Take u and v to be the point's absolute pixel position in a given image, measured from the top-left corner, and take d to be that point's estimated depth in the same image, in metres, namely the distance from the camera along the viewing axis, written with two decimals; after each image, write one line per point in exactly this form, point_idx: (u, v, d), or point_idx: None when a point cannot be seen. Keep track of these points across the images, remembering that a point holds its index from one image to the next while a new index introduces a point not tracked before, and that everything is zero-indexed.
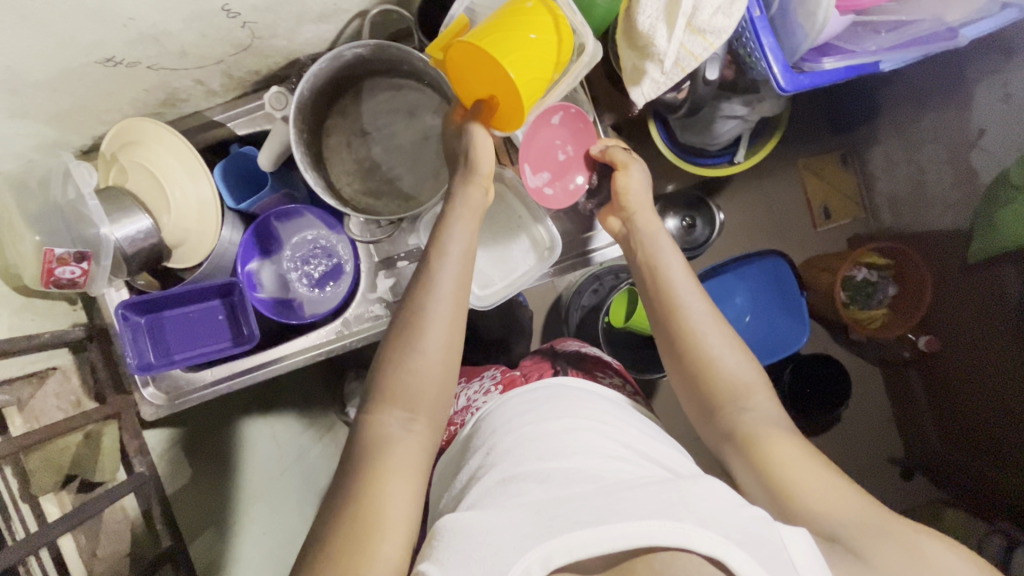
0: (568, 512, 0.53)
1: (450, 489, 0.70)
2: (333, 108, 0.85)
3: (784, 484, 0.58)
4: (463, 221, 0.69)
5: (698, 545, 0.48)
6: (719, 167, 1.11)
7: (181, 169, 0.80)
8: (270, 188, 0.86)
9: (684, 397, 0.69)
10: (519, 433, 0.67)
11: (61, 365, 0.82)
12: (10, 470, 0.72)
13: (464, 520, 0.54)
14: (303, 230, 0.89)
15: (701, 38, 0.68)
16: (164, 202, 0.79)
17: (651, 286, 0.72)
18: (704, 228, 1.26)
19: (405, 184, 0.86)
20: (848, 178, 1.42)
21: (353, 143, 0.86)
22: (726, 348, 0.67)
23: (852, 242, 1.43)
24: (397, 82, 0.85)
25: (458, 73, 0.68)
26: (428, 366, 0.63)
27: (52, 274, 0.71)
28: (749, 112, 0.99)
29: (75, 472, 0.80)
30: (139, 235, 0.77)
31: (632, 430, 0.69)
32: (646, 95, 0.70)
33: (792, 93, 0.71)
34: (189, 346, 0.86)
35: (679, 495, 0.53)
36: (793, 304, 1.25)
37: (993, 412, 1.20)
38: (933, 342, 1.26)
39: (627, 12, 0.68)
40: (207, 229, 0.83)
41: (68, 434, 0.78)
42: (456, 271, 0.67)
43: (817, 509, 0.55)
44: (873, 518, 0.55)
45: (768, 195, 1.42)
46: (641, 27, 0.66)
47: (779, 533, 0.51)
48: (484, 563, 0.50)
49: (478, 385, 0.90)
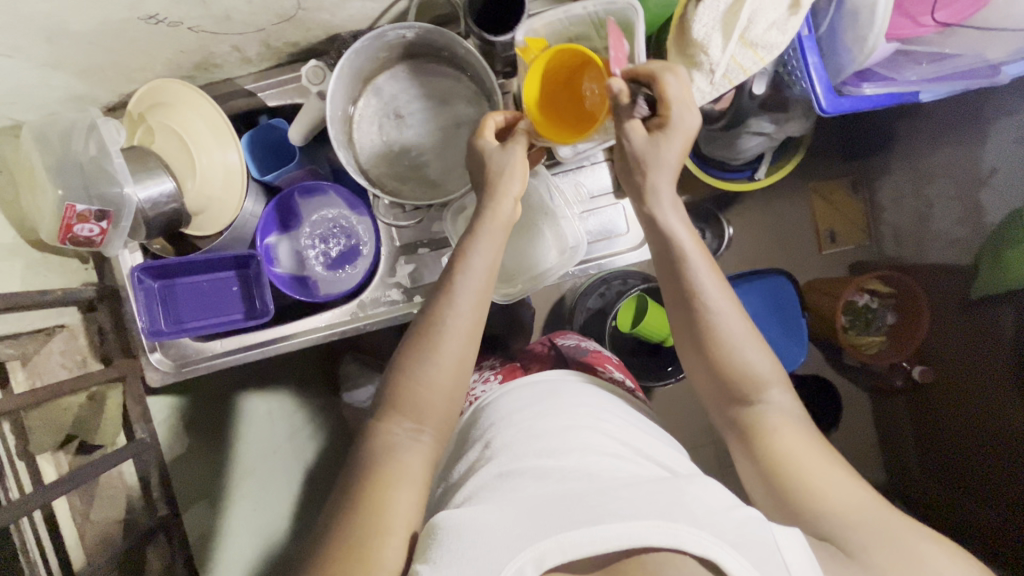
0: (563, 511, 0.52)
1: (449, 478, 0.70)
2: (366, 87, 0.83)
3: (802, 489, 0.57)
4: (487, 240, 0.66)
5: (691, 547, 0.48)
6: (738, 182, 1.15)
7: (210, 135, 0.78)
8: (296, 162, 0.85)
9: (698, 380, 0.67)
10: (521, 427, 0.67)
11: (70, 324, 0.80)
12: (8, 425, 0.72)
13: (461, 519, 0.53)
14: (324, 208, 0.88)
15: (751, 52, 0.67)
16: (190, 166, 0.77)
17: (672, 275, 0.66)
18: (713, 240, 1.40)
19: (433, 171, 0.84)
20: (855, 204, 1.47)
21: (384, 125, 0.84)
22: (747, 345, 0.64)
23: (854, 268, 1.46)
24: (436, 67, 0.83)
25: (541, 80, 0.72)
26: (435, 379, 0.62)
27: (70, 231, 0.70)
28: (775, 130, 1.02)
29: (75, 432, 0.79)
30: (162, 198, 0.76)
31: (631, 429, 0.70)
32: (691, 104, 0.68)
33: (832, 115, 0.71)
34: (200, 314, 0.85)
35: (675, 494, 0.54)
36: (793, 325, 1.28)
37: (979, 444, 1.22)
38: (927, 373, 1.29)
39: (682, 17, 0.68)
40: (231, 197, 0.81)
41: (70, 395, 0.76)
42: (478, 284, 0.65)
43: (822, 508, 0.56)
44: (886, 522, 0.55)
45: (775, 215, 1.45)
46: (695, 35, 0.65)
47: (773, 534, 0.52)
48: (478, 562, 0.49)
49: (478, 375, 0.92)
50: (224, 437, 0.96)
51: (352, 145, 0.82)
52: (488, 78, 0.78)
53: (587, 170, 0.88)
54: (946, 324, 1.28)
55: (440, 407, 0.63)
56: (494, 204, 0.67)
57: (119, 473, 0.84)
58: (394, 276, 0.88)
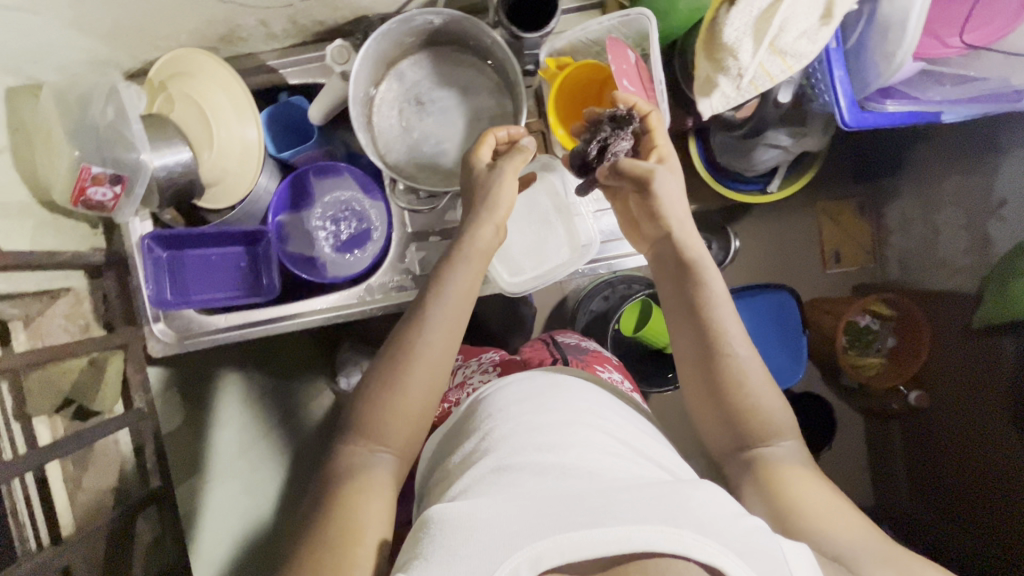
0: (563, 511, 0.52)
1: (444, 464, 0.70)
2: (389, 71, 0.83)
3: (804, 512, 0.58)
4: (460, 268, 0.69)
5: (694, 554, 0.48)
6: (751, 194, 1.15)
7: (230, 108, 0.78)
8: (314, 141, 0.84)
9: (707, 416, 0.68)
10: (521, 421, 0.66)
11: (75, 287, 0.79)
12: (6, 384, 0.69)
13: (461, 514, 0.53)
14: (337, 190, 0.88)
15: (779, 60, 0.66)
16: (207, 137, 0.77)
17: (691, 313, 0.69)
18: (720, 251, 1.37)
19: (450, 160, 0.84)
20: (863, 226, 1.48)
21: (404, 111, 0.83)
22: (761, 385, 0.66)
23: (858, 290, 1.48)
24: (460, 56, 0.83)
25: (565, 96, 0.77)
26: (405, 404, 0.63)
27: (84, 193, 0.70)
28: (791, 144, 1.03)
29: (72, 398, 0.77)
30: (177, 166, 0.76)
31: (630, 429, 0.69)
32: (713, 108, 0.68)
33: (853, 130, 0.71)
34: (206, 287, 0.85)
35: (678, 498, 0.53)
36: (794, 341, 1.28)
37: (972, 473, 1.22)
38: (923, 398, 1.29)
39: (713, 21, 0.66)
40: (246, 171, 0.80)
41: (70, 358, 0.75)
42: (453, 312, 0.67)
43: (826, 529, 0.56)
44: (882, 548, 0.56)
45: (782, 230, 1.46)
46: (726, 39, 0.64)
47: (783, 552, 0.51)
48: (473, 559, 0.49)
49: (477, 363, 0.94)
50: (224, 412, 0.96)
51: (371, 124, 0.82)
52: (513, 68, 0.77)
53: None
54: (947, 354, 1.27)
55: (405, 432, 0.63)
56: (473, 233, 0.71)
57: (114, 441, 0.84)
58: (402, 262, 0.88)
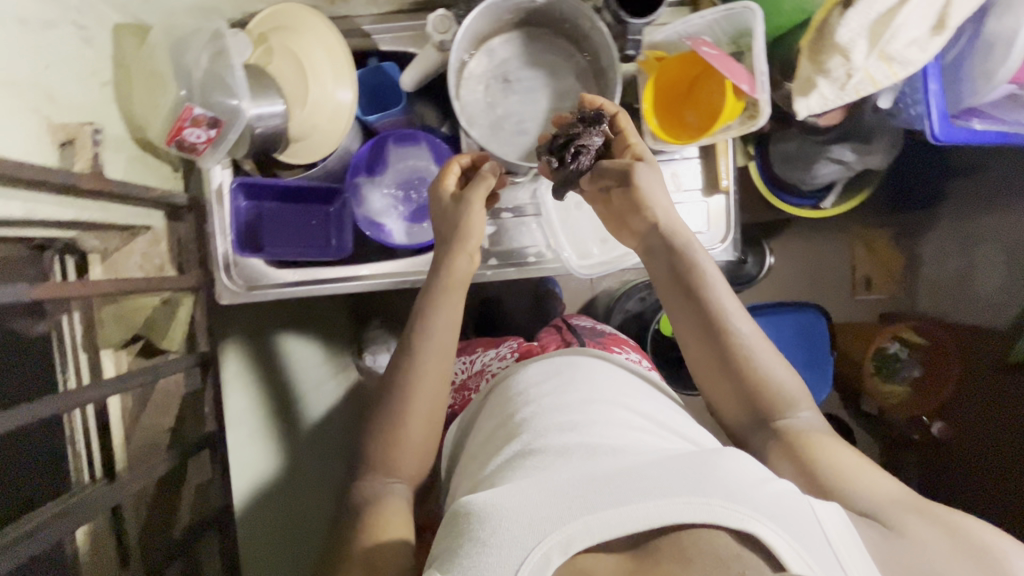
0: (588, 488, 0.52)
1: (486, 436, 0.72)
2: (480, 47, 0.84)
3: (836, 477, 0.62)
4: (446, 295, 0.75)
5: (727, 522, 0.47)
6: (802, 209, 1.17)
7: (328, 67, 0.79)
8: (401, 107, 0.86)
9: (724, 398, 0.72)
10: (543, 404, 0.69)
11: (155, 227, 0.79)
12: (78, 315, 0.75)
13: (487, 499, 0.53)
14: (412, 158, 0.90)
15: (886, 65, 0.67)
16: (303, 93, 0.78)
17: (694, 307, 0.73)
18: (754, 265, 1.41)
19: (531, 139, 0.85)
20: (894, 256, 1.47)
21: (491, 87, 0.85)
22: (770, 359, 0.71)
23: (886, 318, 1.47)
24: (552, 39, 0.85)
25: (661, 91, 0.77)
26: (407, 434, 0.71)
27: (180, 133, 0.71)
28: (855, 160, 1.04)
29: (142, 333, 0.81)
30: (271, 117, 0.77)
31: (655, 408, 0.71)
32: (810, 109, 0.70)
33: (942, 142, 0.74)
34: (281, 241, 0.88)
35: (701, 468, 0.53)
36: (821, 362, 1.30)
37: (988, 496, 1.24)
38: (946, 429, 1.29)
39: (823, 24, 0.67)
40: (334, 131, 0.81)
41: (145, 295, 0.78)
42: (438, 342, 0.74)
43: (858, 490, 0.60)
44: (909, 501, 0.60)
45: (816, 251, 1.49)
46: (839, 39, 0.64)
47: (812, 507, 0.52)
48: (504, 546, 0.48)
49: (496, 352, 0.94)
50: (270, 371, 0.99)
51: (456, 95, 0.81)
52: (608, 53, 0.76)
53: (679, 162, 0.87)
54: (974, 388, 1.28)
55: (412, 457, 0.71)
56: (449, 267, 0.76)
57: (177, 382, 0.85)
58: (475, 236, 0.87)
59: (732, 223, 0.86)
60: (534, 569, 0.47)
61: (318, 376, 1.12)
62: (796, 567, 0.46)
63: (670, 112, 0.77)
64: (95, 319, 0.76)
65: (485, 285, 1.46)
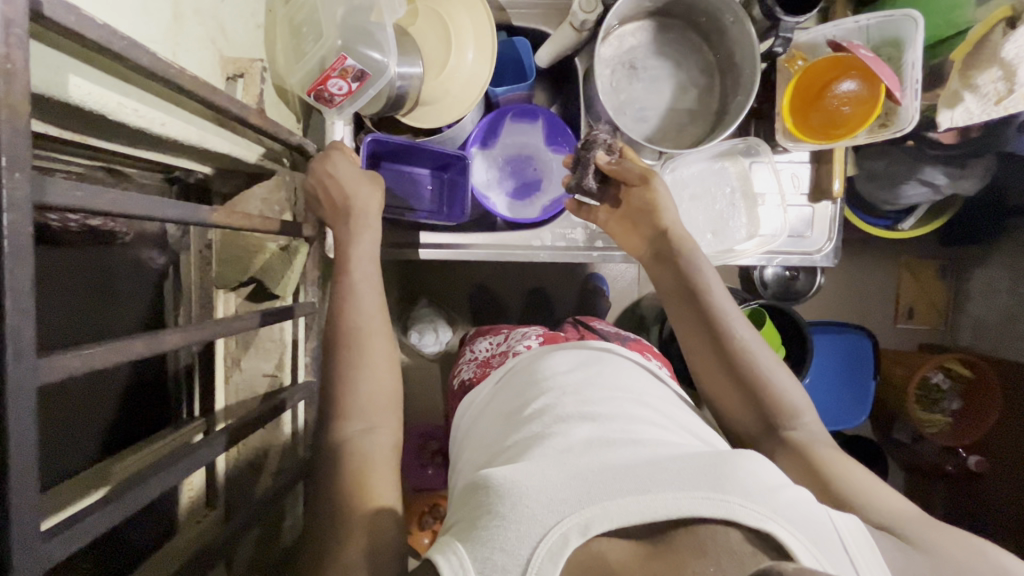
0: (609, 476, 0.49)
1: (503, 417, 0.69)
2: (615, 30, 0.85)
3: (853, 491, 0.59)
4: (365, 264, 0.74)
5: (743, 519, 0.44)
6: (877, 228, 1.19)
7: (471, 35, 0.81)
8: (528, 84, 0.88)
9: (728, 405, 0.70)
10: (568, 390, 0.66)
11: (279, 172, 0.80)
12: (197, 246, 0.79)
13: (505, 474, 0.50)
14: (525, 135, 0.90)
15: None
16: (443, 60, 0.81)
17: (696, 308, 0.72)
18: (804, 283, 1.33)
19: (651, 128, 0.86)
20: (940, 289, 1.49)
21: (618, 72, 0.86)
22: (774, 367, 0.69)
23: (923, 348, 1.50)
24: (682, 32, 0.87)
25: (798, 93, 0.78)
26: (374, 398, 0.67)
27: (325, 83, 0.71)
28: (945, 185, 1.03)
29: (254, 277, 0.81)
30: (412, 78, 0.79)
31: (676, 409, 0.69)
32: (954, 121, 0.78)
33: None
34: (391, 200, 0.87)
35: (719, 464, 0.49)
36: (862, 383, 1.31)
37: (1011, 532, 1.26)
38: (982, 463, 1.29)
39: (982, 39, 0.74)
40: (463, 98, 0.83)
41: (261, 235, 0.78)
42: (371, 308, 0.72)
43: (874, 505, 0.57)
44: (927, 520, 0.57)
45: (864, 276, 1.49)
46: (1005, 54, 0.72)
47: (829, 516, 0.49)
48: (520, 524, 0.46)
49: (522, 334, 0.91)
50: None
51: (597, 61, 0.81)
52: (748, 48, 0.78)
53: (790, 165, 0.88)
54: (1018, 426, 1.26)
55: (389, 415, 0.68)
56: (353, 239, 0.74)
57: (279, 330, 0.84)
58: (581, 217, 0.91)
59: (834, 230, 0.88)
60: (552, 548, 0.44)
61: None
62: (809, 563, 0.43)
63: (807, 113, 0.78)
64: (210, 257, 0.80)
65: (535, 276, 1.47)
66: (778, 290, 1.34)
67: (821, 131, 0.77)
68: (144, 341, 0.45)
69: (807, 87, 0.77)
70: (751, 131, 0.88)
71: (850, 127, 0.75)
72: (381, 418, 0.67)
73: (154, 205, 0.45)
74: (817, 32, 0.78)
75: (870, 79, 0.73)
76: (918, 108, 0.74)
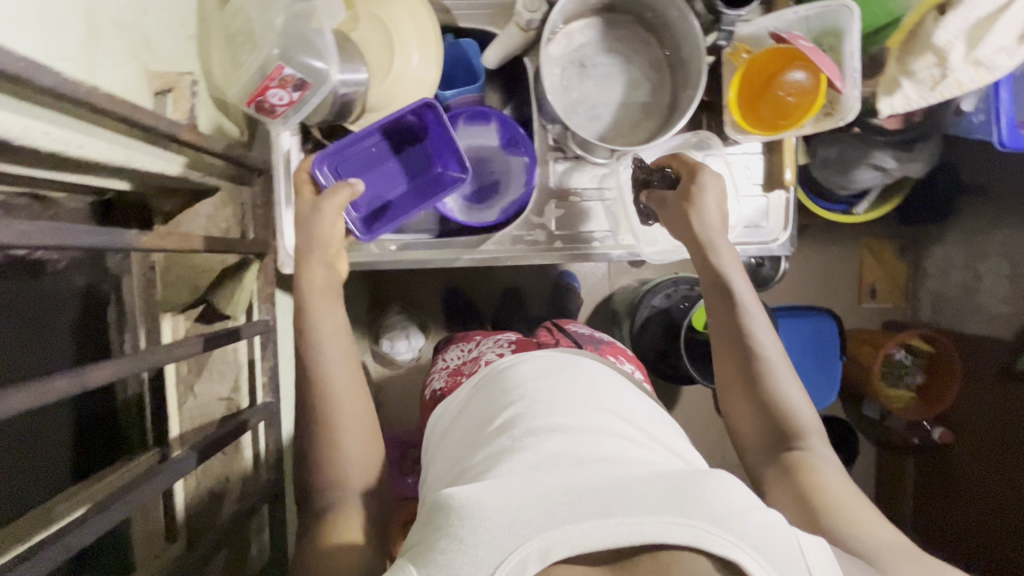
0: (576, 497, 0.47)
1: (472, 430, 0.68)
2: (561, 28, 0.85)
3: (835, 513, 0.59)
4: (333, 306, 0.70)
5: (710, 547, 0.43)
6: (835, 212, 1.20)
7: (416, 37, 0.79)
8: (477, 87, 0.88)
9: (742, 415, 0.71)
10: (543, 400, 0.65)
11: (223, 189, 0.77)
12: (140, 270, 0.75)
13: (467, 496, 0.48)
14: (479, 138, 0.90)
15: (973, 70, 0.76)
16: (387, 65, 0.79)
17: (725, 314, 0.72)
18: (771, 269, 1.34)
19: (604, 125, 0.86)
20: (901, 267, 1.53)
21: (568, 70, 0.85)
22: (793, 384, 0.70)
23: (887, 326, 1.54)
24: (630, 28, 0.87)
25: (746, 84, 0.78)
26: (331, 420, 0.65)
27: (263, 95, 0.69)
28: (894, 168, 1.06)
29: (204, 299, 0.76)
30: (356, 85, 0.76)
31: (648, 418, 0.69)
32: (894, 107, 0.80)
33: (1009, 148, 0.87)
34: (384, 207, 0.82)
35: (688, 487, 0.47)
36: (829, 364, 1.33)
37: (975, 501, 1.30)
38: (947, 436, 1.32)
39: (916, 26, 0.76)
40: (411, 104, 0.82)
41: (208, 255, 0.73)
42: (337, 352, 0.68)
43: (855, 532, 0.58)
44: (909, 550, 0.57)
45: (828, 258, 1.52)
46: (936, 40, 0.73)
47: (795, 535, 0.48)
48: (479, 549, 0.44)
49: (494, 342, 0.90)
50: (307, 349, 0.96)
51: (543, 61, 0.80)
52: (693, 42, 0.78)
53: (744, 156, 0.88)
54: (978, 398, 1.29)
55: (346, 434, 0.65)
56: (316, 278, 0.71)
57: (234, 350, 0.81)
58: (540, 218, 0.87)
59: (789, 218, 0.88)
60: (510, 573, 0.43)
61: None
62: None
63: (755, 103, 0.78)
64: (155, 279, 0.76)
65: (506, 276, 1.45)
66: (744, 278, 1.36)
67: (768, 121, 0.77)
68: (70, 379, 0.43)
69: (755, 78, 0.78)
70: (703, 124, 0.88)
71: (795, 118, 0.75)
72: (337, 439, 0.65)
73: (60, 234, 0.44)
74: (762, 24, 0.78)
75: (814, 69, 0.73)
76: (860, 97, 0.75)
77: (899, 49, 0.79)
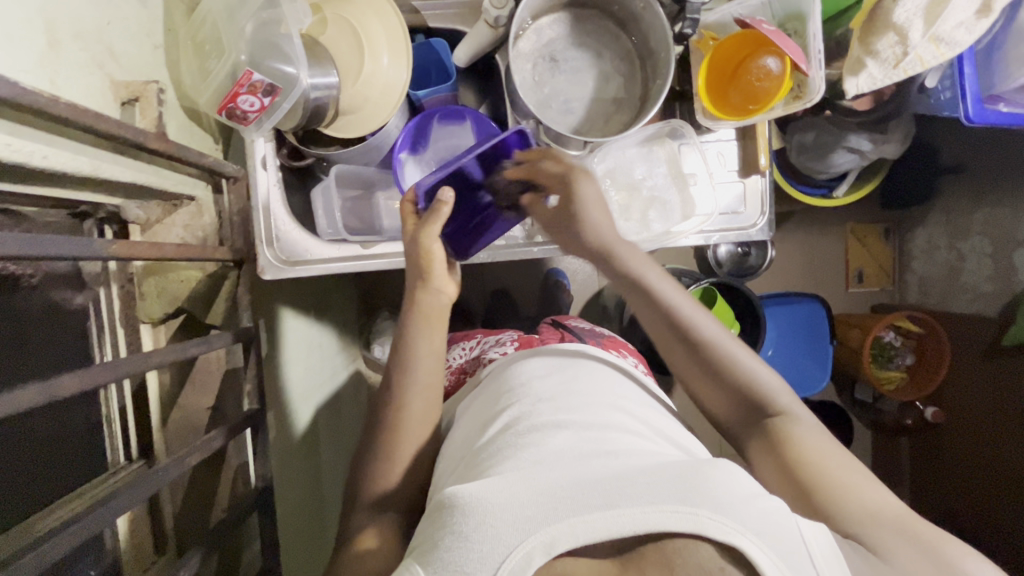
0: (578, 490, 0.47)
1: (472, 430, 0.67)
2: (530, 25, 0.86)
3: (822, 487, 0.58)
4: (431, 330, 0.71)
5: (713, 534, 0.42)
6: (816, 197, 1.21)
7: (385, 39, 0.80)
8: (450, 85, 0.88)
9: (717, 402, 0.71)
10: (544, 397, 0.65)
11: (199, 198, 0.77)
12: (119, 283, 0.75)
13: (471, 493, 0.48)
14: (454, 138, 0.89)
15: (933, 47, 0.77)
16: (357, 67, 0.79)
17: (664, 315, 0.72)
18: (757, 258, 1.34)
19: (578, 118, 0.86)
20: (886, 251, 1.53)
21: (539, 65, 0.86)
22: (757, 364, 0.70)
23: (875, 310, 1.54)
24: (597, 22, 0.88)
25: (714, 73, 0.79)
26: None
27: (233, 101, 0.68)
28: (870, 150, 1.07)
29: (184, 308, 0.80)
30: (326, 88, 0.76)
31: (651, 411, 0.68)
32: (860, 87, 0.81)
33: (975, 123, 0.89)
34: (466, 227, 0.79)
35: (690, 477, 0.47)
36: (820, 349, 1.33)
37: (972, 478, 1.30)
38: (939, 414, 1.32)
39: (876, 6, 0.77)
40: (383, 107, 0.81)
41: (183, 265, 0.76)
42: (427, 376, 0.70)
43: (844, 502, 0.57)
44: (903, 516, 0.56)
45: (814, 245, 1.53)
46: (896, 18, 0.75)
47: (797, 525, 0.46)
48: (483, 547, 0.44)
49: (496, 340, 0.90)
50: (292, 357, 0.95)
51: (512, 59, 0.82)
52: (661, 32, 0.79)
53: (720, 144, 0.89)
54: (968, 375, 1.29)
55: None
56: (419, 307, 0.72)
57: None
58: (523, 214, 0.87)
59: (766, 203, 0.88)
60: (514, 571, 0.43)
61: (327, 365, 1.10)
62: None
63: (723, 91, 0.79)
64: (135, 291, 0.76)
65: (494, 278, 1.45)
66: (730, 268, 1.36)
67: (738, 107, 0.78)
68: (38, 389, 0.43)
69: (722, 67, 0.78)
70: (676, 113, 0.89)
71: (764, 102, 0.76)
72: None
73: (23, 242, 0.42)
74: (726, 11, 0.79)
75: (780, 53, 0.74)
76: (825, 78, 0.76)
77: (860, 31, 0.80)
